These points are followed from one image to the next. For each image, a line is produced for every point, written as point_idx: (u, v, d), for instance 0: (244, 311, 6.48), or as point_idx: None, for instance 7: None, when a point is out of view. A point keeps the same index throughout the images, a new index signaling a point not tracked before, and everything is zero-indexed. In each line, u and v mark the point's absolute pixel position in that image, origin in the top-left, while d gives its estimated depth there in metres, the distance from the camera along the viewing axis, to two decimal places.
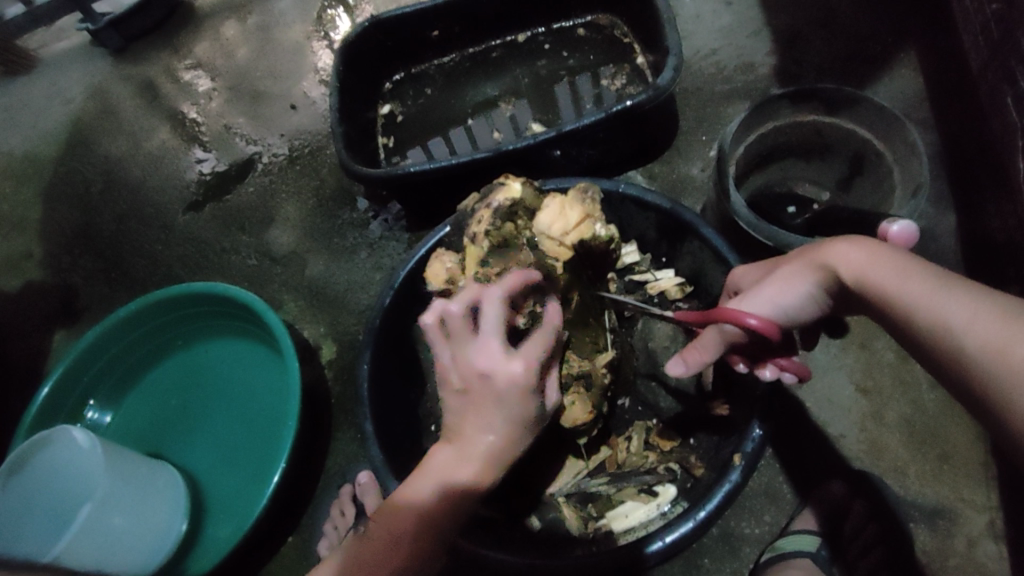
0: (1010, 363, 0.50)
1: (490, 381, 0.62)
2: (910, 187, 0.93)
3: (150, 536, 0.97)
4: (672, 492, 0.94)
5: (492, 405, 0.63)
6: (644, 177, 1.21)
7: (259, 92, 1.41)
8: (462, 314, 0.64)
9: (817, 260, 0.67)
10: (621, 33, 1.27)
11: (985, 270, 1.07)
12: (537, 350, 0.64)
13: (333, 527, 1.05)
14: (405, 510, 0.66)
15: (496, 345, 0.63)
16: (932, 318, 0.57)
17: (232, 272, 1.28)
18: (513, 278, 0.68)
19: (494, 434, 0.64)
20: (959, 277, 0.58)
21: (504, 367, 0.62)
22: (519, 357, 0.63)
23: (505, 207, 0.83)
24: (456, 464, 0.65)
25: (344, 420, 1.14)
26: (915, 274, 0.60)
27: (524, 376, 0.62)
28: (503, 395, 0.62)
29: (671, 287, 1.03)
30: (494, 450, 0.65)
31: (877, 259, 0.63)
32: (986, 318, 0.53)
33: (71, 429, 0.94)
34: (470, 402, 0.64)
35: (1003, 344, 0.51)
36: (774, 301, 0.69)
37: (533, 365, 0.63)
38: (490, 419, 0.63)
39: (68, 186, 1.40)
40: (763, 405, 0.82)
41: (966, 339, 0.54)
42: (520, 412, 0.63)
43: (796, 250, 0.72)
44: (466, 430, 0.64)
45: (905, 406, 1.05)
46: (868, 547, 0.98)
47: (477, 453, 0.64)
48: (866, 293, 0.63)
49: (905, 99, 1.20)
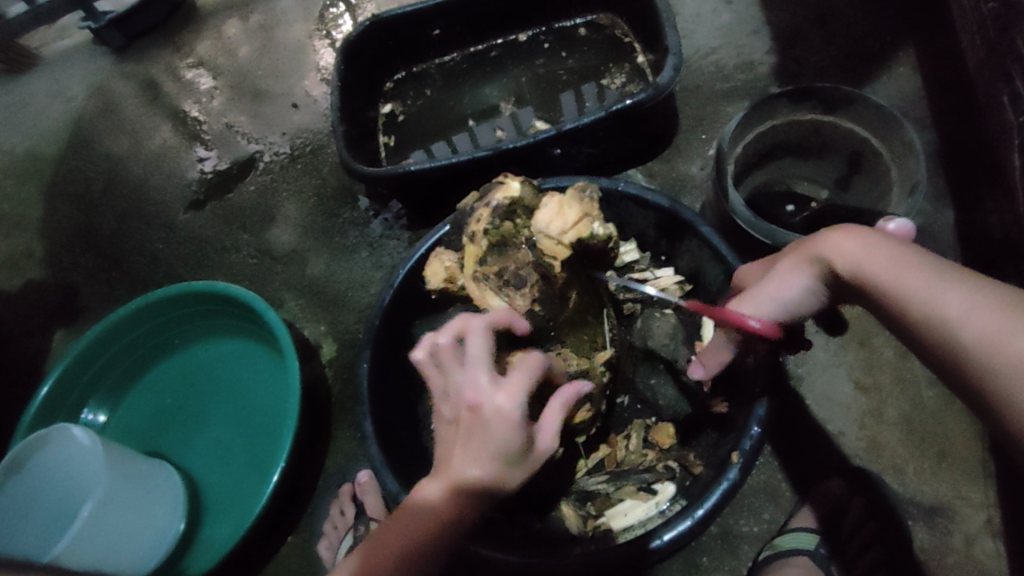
0: (1006, 355, 0.51)
1: (476, 410, 0.62)
2: (908, 185, 0.93)
3: (148, 534, 0.98)
4: (672, 490, 0.94)
5: (478, 435, 0.62)
6: (643, 175, 1.22)
7: (260, 91, 1.41)
8: (450, 346, 0.67)
9: (813, 253, 0.67)
10: (621, 32, 1.28)
11: (983, 267, 1.08)
12: (523, 382, 0.64)
13: (333, 526, 1.05)
14: (410, 511, 0.65)
15: (481, 373, 0.64)
16: (928, 311, 0.57)
17: (233, 270, 1.28)
18: (498, 317, 0.70)
19: (478, 467, 0.62)
20: (955, 268, 0.59)
21: (489, 396, 0.62)
22: (504, 388, 0.63)
23: (503, 205, 0.83)
24: (446, 486, 0.63)
25: (343, 419, 1.15)
26: (910, 265, 0.61)
27: (509, 407, 0.62)
28: (487, 426, 0.62)
29: (669, 284, 1.03)
30: (482, 483, 0.62)
31: (872, 251, 0.63)
32: (981, 310, 0.54)
33: (70, 427, 0.94)
34: (459, 431, 0.64)
35: (1000, 337, 0.52)
36: (773, 298, 0.69)
37: (518, 397, 0.63)
38: (475, 451, 0.62)
39: (69, 184, 1.40)
40: (762, 405, 0.82)
41: (962, 332, 0.54)
42: (507, 447, 0.62)
43: (790, 244, 0.72)
44: (453, 461, 0.63)
45: (903, 404, 1.05)
46: (866, 544, 0.98)
47: (463, 483, 0.63)
48: (862, 286, 0.63)
49: (904, 97, 1.20)
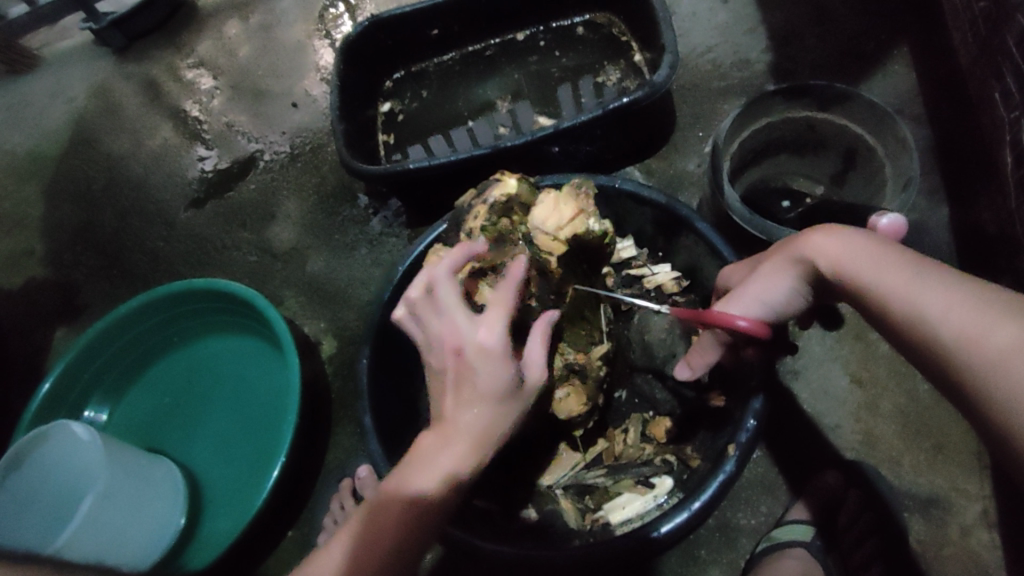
0: (983, 348, 0.52)
1: (462, 352, 0.64)
2: (902, 180, 0.95)
3: (148, 529, 0.98)
4: (669, 483, 0.93)
5: (468, 378, 0.64)
6: (641, 172, 1.23)
7: (261, 90, 1.42)
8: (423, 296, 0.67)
9: (796, 254, 0.69)
10: (618, 30, 1.29)
11: (976, 263, 1.09)
12: (500, 315, 0.66)
13: (332, 522, 1.05)
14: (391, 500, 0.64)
15: (456, 316, 0.65)
16: (909, 310, 0.58)
17: (234, 268, 1.29)
18: (456, 255, 0.71)
19: (472, 408, 0.64)
20: (934, 266, 0.60)
21: (469, 335, 0.64)
22: (483, 325, 0.65)
23: (500, 203, 0.85)
24: (442, 435, 0.64)
25: (344, 415, 1.15)
26: (891, 264, 0.62)
27: (491, 341, 0.64)
28: (475, 363, 0.63)
29: (667, 281, 1.05)
30: (478, 423, 0.64)
31: (854, 251, 0.64)
32: (959, 307, 0.55)
33: (71, 423, 0.95)
34: (449, 378, 0.65)
35: (977, 334, 0.53)
36: (759, 299, 0.70)
37: (499, 331, 0.65)
38: (470, 392, 0.64)
39: (70, 183, 1.41)
40: (756, 399, 0.83)
41: (941, 330, 0.55)
42: (499, 380, 0.64)
43: (775, 245, 0.74)
44: (448, 411, 0.65)
45: (899, 397, 1.06)
46: (862, 537, 0.99)
47: (459, 429, 0.64)
48: (845, 284, 0.64)
49: (898, 95, 1.21)
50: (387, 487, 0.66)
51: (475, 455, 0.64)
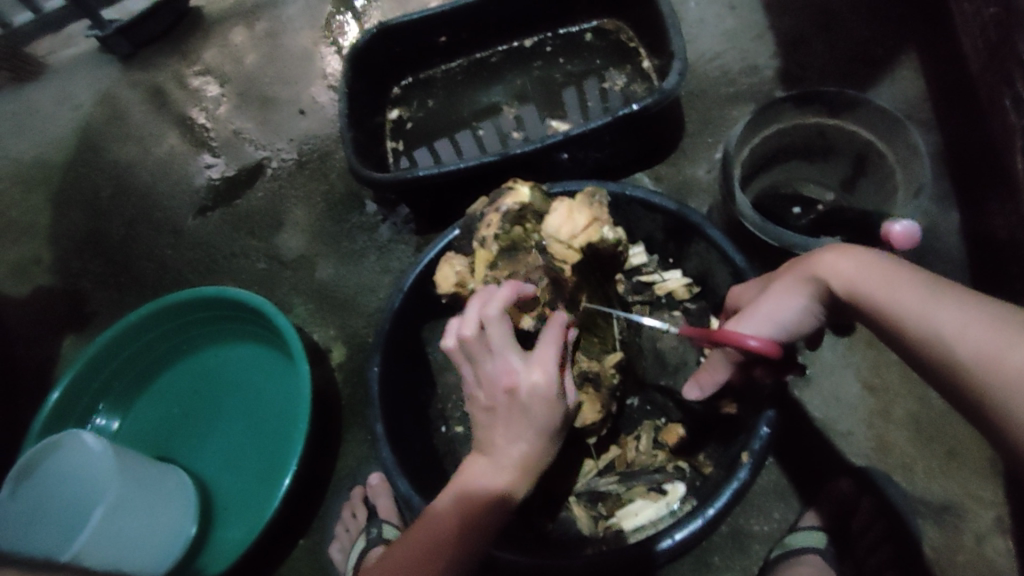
0: (1001, 368, 0.52)
1: (516, 394, 0.65)
2: (913, 186, 0.95)
3: (160, 538, 0.97)
4: (682, 490, 0.95)
5: (520, 416, 0.65)
6: (650, 178, 1.23)
7: (269, 97, 1.42)
8: (476, 336, 0.65)
9: (809, 274, 0.69)
10: (626, 37, 1.29)
11: (987, 269, 1.09)
12: (553, 357, 0.66)
13: (344, 530, 1.05)
14: (438, 516, 0.66)
15: (512, 358, 0.65)
16: (924, 329, 0.58)
17: (242, 276, 1.29)
18: (507, 291, 0.68)
19: (521, 441, 0.66)
20: (950, 285, 0.60)
21: (524, 376, 0.65)
22: (536, 366, 0.66)
23: (513, 211, 0.84)
24: (488, 465, 0.67)
25: (354, 423, 1.15)
26: (905, 283, 0.62)
27: (545, 382, 0.65)
28: (529, 405, 0.65)
29: (678, 287, 1.05)
30: (528, 455, 0.67)
31: (867, 270, 0.64)
32: (974, 326, 0.55)
33: (82, 433, 0.93)
34: (499, 413, 0.66)
35: (995, 352, 0.52)
36: (771, 318, 0.70)
37: (553, 373, 0.66)
38: (520, 429, 0.66)
39: (77, 191, 1.41)
40: (772, 407, 0.83)
41: (957, 349, 0.55)
42: (550, 419, 0.66)
43: (786, 264, 0.74)
44: (496, 442, 0.67)
45: (911, 403, 1.06)
46: (874, 544, 0.98)
47: (508, 459, 0.67)
48: (859, 304, 0.64)
49: (906, 101, 1.21)
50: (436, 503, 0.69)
51: (519, 484, 0.67)
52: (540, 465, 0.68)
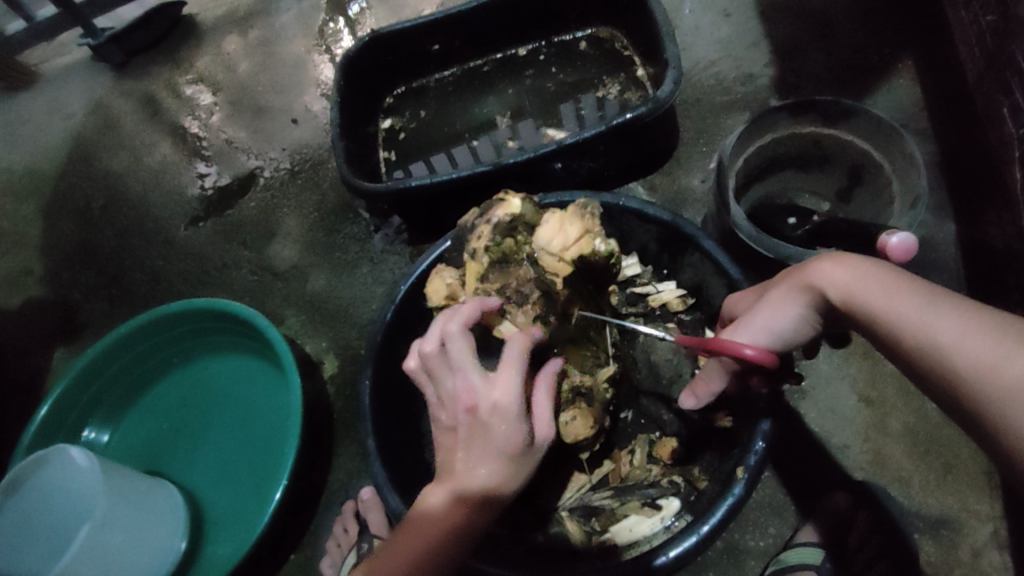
0: (1000, 378, 0.51)
1: (475, 411, 0.64)
2: (910, 197, 0.94)
3: (149, 553, 0.97)
4: (676, 505, 0.93)
5: (480, 437, 0.64)
6: (644, 188, 1.22)
7: (261, 106, 1.41)
8: (437, 352, 0.66)
9: (805, 282, 0.67)
10: (620, 45, 1.28)
11: (985, 278, 1.08)
12: (515, 375, 0.65)
13: (336, 545, 1.04)
14: (420, 523, 0.65)
15: (471, 374, 0.64)
16: (922, 340, 0.57)
17: (234, 287, 1.28)
18: (469, 310, 0.69)
19: (481, 466, 0.64)
20: (946, 293, 0.59)
21: (484, 394, 0.64)
22: (498, 384, 0.64)
23: (505, 222, 0.82)
24: (450, 489, 0.65)
25: (345, 436, 1.14)
26: (902, 291, 0.61)
27: (505, 400, 0.64)
28: (488, 423, 0.63)
29: (672, 299, 1.04)
30: (489, 483, 0.64)
31: (864, 278, 0.63)
32: (974, 337, 0.54)
33: (69, 447, 0.93)
34: (461, 435, 0.65)
35: (995, 362, 0.51)
36: (767, 328, 0.68)
37: (515, 391, 0.64)
38: (481, 452, 0.63)
39: (69, 201, 1.40)
40: (765, 422, 0.81)
41: (956, 360, 0.54)
42: (512, 440, 0.63)
43: (781, 273, 0.72)
44: (457, 465, 0.65)
45: (908, 415, 1.05)
46: (870, 561, 0.96)
47: (469, 484, 0.64)
48: (857, 313, 0.63)
49: (904, 109, 1.20)
50: (410, 519, 0.67)
51: (484, 511, 0.65)
52: (506, 492, 0.65)
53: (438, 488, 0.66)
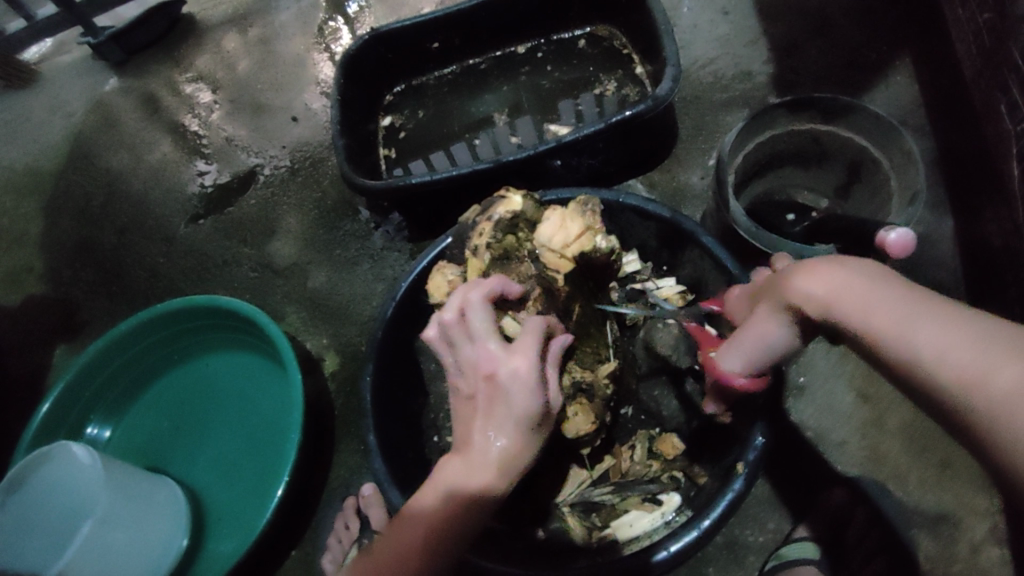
0: (984, 390, 0.46)
1: (494, 378, 0.64)
2: (908, 194, 0.94)
3: (151, 550, 0.97)
4: (677, 500, 0.94)
5: (499, 406, 0.63)
6: (644, 185, 1.22)
7: (261, 104, 1.42)
8: (455, 320, 0.69)
9: (784, 300, 0.65)
10: (619, 43, 1.28)
11: (982, 275, 1.08)
12: (532, 342, 0.67)
13: (337, 541, 1.05)
14: (431, 496, 0.65)
15: (491, 342, 0.66)
16: (903, 352, 0.52)
17: (234, 284, 1.28)
18: (490, 285, 0.72)
19: (500, 435, 0.63)
20: (930, 299, 0.54)
21: (505, 361, 0.65)
22: (517, 351, 0.65)
23: (506, 219, 0.83)
24: (465, 461, 0.64)
25: (346, 433, 1.14)
26: (881, 299, 0.56)
27: (525, 370, 0.64)
28: (509, 389, 0.63)
29: (672, 294, 1.04)
30: (505, 453, 0.63)
31: (843, 289, 0.59)
32: (955, 345, 0.49)
33: (71, 444, 0.93)
34: (479, 405, 0.64)
35: (978, 374, 0.46)
36: (754, 349, 0.70)
37: (533, 358, 0.65)
38: (499, 421, 0.63)
39: (69, 199, 1.40)
40: (766, 417, 0.82)
41: (939, 372, 0.49)
42: (531, 409, 0.63)
43: (767, 286, 0.71)
44: (474, 436, 0.64)
45: (906, 412, 1.06)
46: (869, 555, 0.99)
47: (484, 453, 0.63)
48: (838, 325, 0.59)
49: (901, 106, 1.21)
50: (418, 497, 0.66)
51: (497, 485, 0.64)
52: (518, 466, 0.64)
53: (450, 462, 0.65)
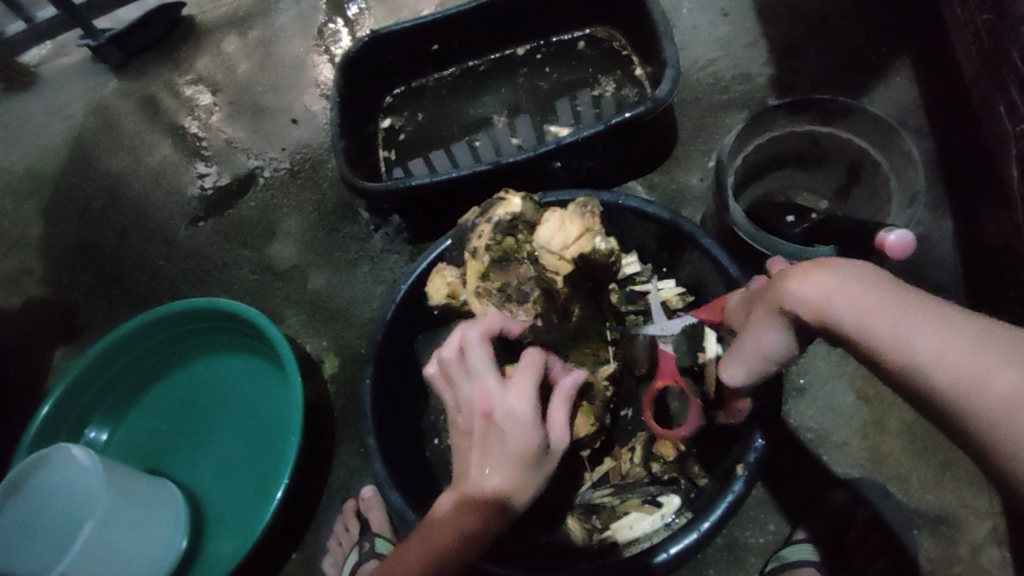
0: (985, 397, 0.46)
1: (491, 416, 0.64)
2: (907, 195, 0.94)
3: (151, 552, 0.97)
4: (677, 502, 0.93)
5: (495, 443, 0.63)
6: (643, 187, 1.22)
7: (261, 106, 1.42)
8: (453, 356, 0.68)
9: (778, 302, 0.62)
10: (619, 45, 1.28)
11: (982, 276, 1.08)
12: (530, 379, 0.66)
13: (337, 543, 1.05)
14: (432, 528, 0.65)
15: (488, 378, 0.65)
16: (901, 357, 0.52)
17: (235, 286, 1.29)
18: (488, 321, 0.72)
19: (496, 471, 0.63)
20: (922, 301, 0.53)
21: (501, 399, 0.64)
22: (514, 389, 0.65)
23: (505, 221, 0.82)
24: (463, 497, 0.64)
25: (346, 435, 1.14)
26: (875, 301, 0.55)
27: (520, 407, 0.63)
28: (505, 428, 0.63)
29: (672, 297, 1.03)
30: (502, 489, 0.63)
31: (835, 291, 0.57)
32: (953, 350, 0.49)
33: (71, 447, 0.92)
34: (476, 441, 0.64)
35: (977, 380, 0.47)
36: (756, 354, 0.67)
37: (530, 396, 0.64)
38: (496, 458, 0.63)
39: (69, 201, 1.40)
40: (766, 419, 0.82)
41: (938, 378, 0.49)
42: (527, 448, 0.63)
43: (760, 290, 0.68)
44: (471, 471, 0.64)
45: (906, 413, 1.05)
46: (871, 556, 0.99)
47: (480, 490, 0.63)
48: (832, 329, 0.58)
49: (900, 108, 1.21)
50: (422, 529, 0.67)
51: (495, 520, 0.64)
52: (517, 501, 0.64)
53: (450, 496, 0.66)
